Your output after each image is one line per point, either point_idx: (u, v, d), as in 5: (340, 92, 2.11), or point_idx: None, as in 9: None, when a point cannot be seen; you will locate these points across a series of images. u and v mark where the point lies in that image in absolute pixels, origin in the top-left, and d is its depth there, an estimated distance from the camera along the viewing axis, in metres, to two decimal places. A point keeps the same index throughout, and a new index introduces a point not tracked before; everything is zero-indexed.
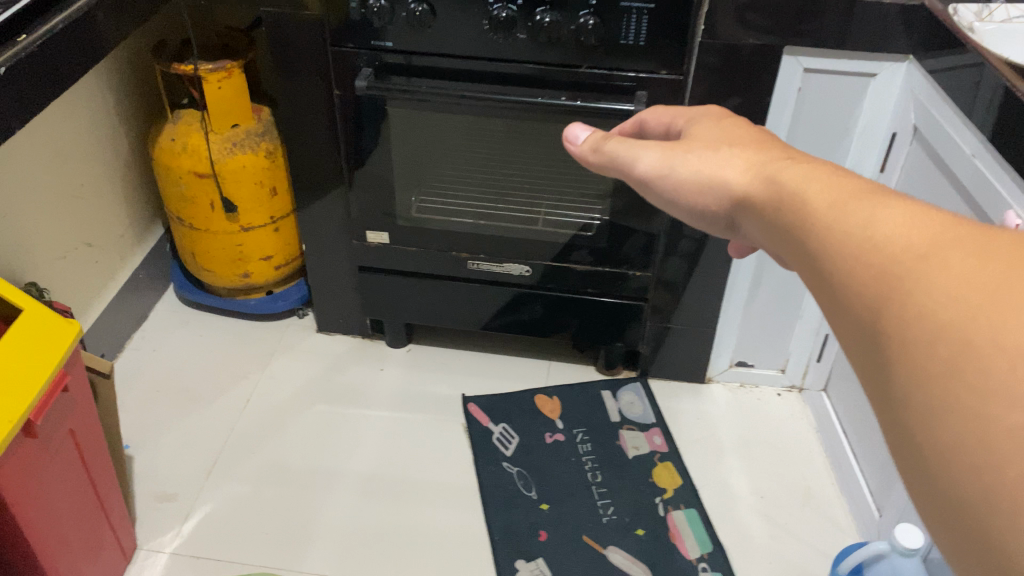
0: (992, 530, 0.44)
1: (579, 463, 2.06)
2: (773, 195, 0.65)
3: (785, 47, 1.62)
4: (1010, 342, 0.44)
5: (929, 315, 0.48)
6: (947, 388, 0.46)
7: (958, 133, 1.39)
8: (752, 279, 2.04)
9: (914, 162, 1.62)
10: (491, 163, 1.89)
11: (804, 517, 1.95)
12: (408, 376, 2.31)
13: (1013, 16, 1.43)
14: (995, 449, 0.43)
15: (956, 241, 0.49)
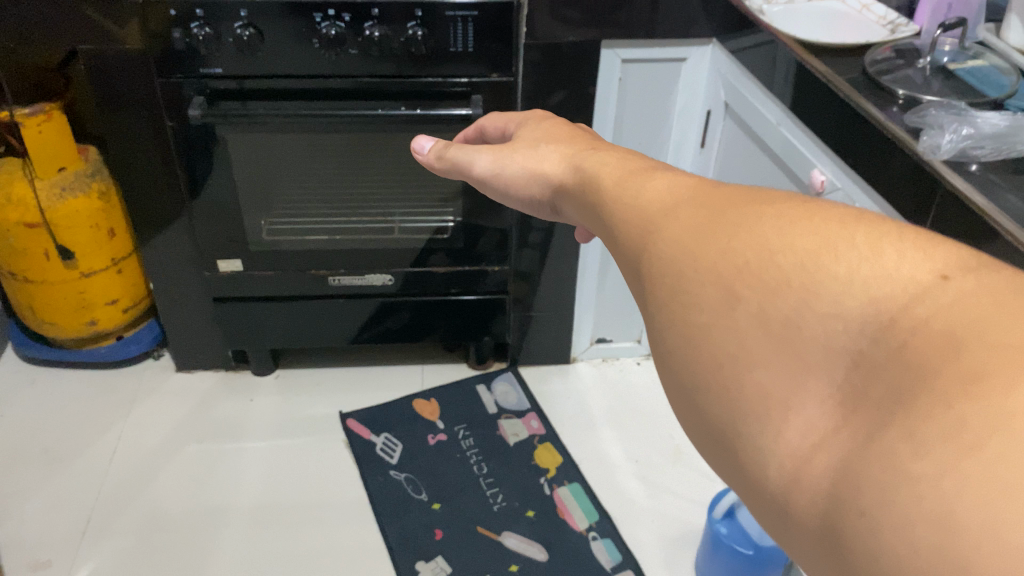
0: (721, 450, 0.40)
1: (464, 458, 2.12)
2: (581, 178, 0.63)
3: (602, 41, 1.73)
4: (710, 256, 0.42)
5: (655, 252, 0.45)
6: (669, 312, 0.43)
7: (764, 107, 1.54)
8: (600, 259, 2.16)
9: (728, 136, 1.78)
10: (337, 178, 1.90)
11: (678, 473, 2.10)
12: (282, 401, 2.29)
13: None
14: (708, 362, 0.40)
15: (693, 196, 0.48)
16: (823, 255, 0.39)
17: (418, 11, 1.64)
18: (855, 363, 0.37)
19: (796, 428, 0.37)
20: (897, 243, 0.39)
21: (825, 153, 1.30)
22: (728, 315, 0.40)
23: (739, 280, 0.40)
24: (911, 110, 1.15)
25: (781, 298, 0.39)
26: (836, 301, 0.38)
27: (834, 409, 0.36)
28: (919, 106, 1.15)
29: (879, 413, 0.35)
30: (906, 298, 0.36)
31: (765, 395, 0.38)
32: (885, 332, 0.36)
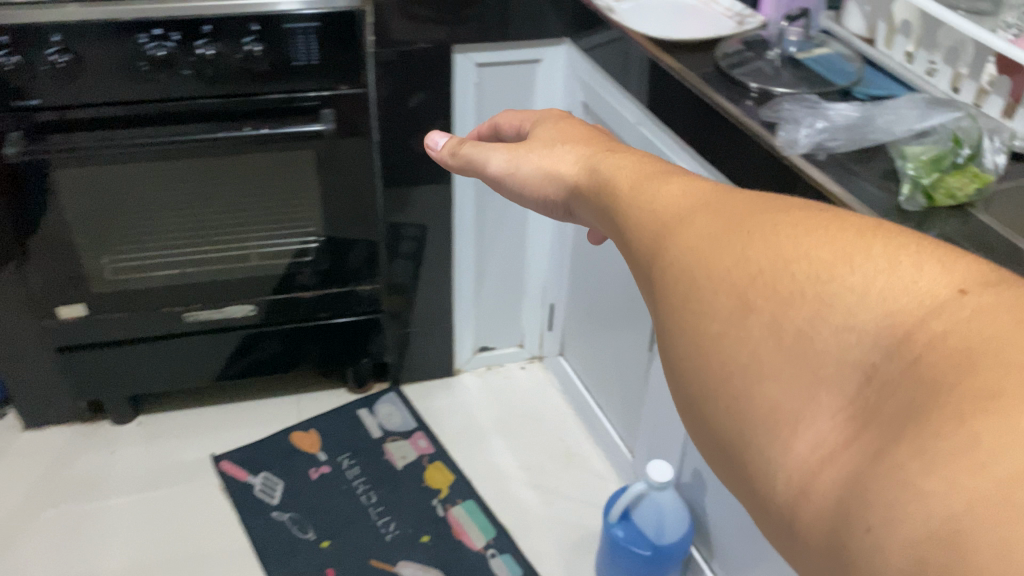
0: (735, 458, 0.44)
1: (351, 489, 2.02)
2: (595, 179, 0.66)
3: (453, 46, 1.68)
4: (729, 269, 0.46)
5: (676, 259, 0.49)
6: (686, 320, 0.47)
7: (624, 108, 1.52)
8: (474, 266, 2.11)
9: None
10: (186, 207, 1.77)
11: (570, 477, 2.08)
12: (148, 449, 2.12)
13: None
14: (724, 370, 0.44)
15: (711, 207, 0.51)
16: (840, 268, 0.42)
17: (254, 26, 1.53)
18: (867, 375, 0.40)
19: (805, 440, 0.40)
20: (916, 257, 0.42)
21: (687, 149, 1.29)
22: (744, 327, 0.44)
23: (757, 292, 0.44)
24: (766, 104, 1.15)
25: (795, 311, 0.42)
26: (853, 315, 0.41)
27: (845, 422, 0.40)
28: (773, 100, 1.15)
29: (887, 426, 0.38)
30: (918, 312, 0.39)
31: (777, 406, 0.41)
32: (900, 346, 0.39)
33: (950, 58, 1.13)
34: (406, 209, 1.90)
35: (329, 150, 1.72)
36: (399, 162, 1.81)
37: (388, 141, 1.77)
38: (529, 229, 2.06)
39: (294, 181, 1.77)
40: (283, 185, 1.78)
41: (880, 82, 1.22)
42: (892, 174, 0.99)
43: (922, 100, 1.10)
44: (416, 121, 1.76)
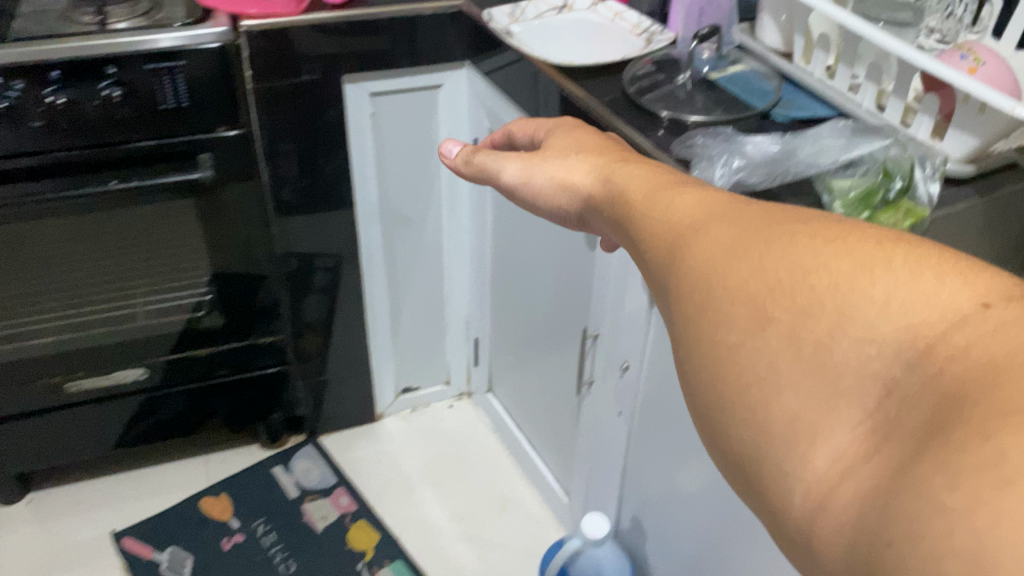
0: (753, 472, 0.41)
1: (267, 559, 1.88)
2: (613, 188, 0.64)
3: (344, 76, 1.58)
4: (745, 277, 0.44)
5: (690, 268, 0.48)
6: (701, 329, 0.46)
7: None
8: (389, 306, 1.99)
9: None
10: (56, 270, 1.60)
11: (505, 524, 1.99)
12: (39, 531, 1.93)
13: (540, 13, 1.53)
14: (743, 380, 0.42)
15: (727, 216, 0.50)
16: (860, 278, 0.40)
17: (110, 69, 1.38)
18: (888, 387, 0.37)
19: (825, 452, 0.38)
20: (940, 268, 0.39)
21: None
22: (764, 336, 0.42)
23: (774, 302, 0.42)
24: (678, 136, 1.11)
25: (815, 322, 0.40)
26: (876, 327, 0.39)
27: (866, 433, 0.37)
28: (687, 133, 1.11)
29: (911, 439, 0.35)
30: (943, 324, 0.37)
31: (796, 417, 0.39)
32: (923, 357, 0.37)
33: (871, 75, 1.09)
34: (310, 238, 1.76)
35: (209, 197, 1.59)
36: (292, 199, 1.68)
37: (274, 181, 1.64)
38: (452, 256, 1.98)
39: (168, 231, 1.62)
40: (157, 238, 1.62)
41: (800, 100, 1.20)
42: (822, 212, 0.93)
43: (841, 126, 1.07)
44: (306, 160, 1.64)
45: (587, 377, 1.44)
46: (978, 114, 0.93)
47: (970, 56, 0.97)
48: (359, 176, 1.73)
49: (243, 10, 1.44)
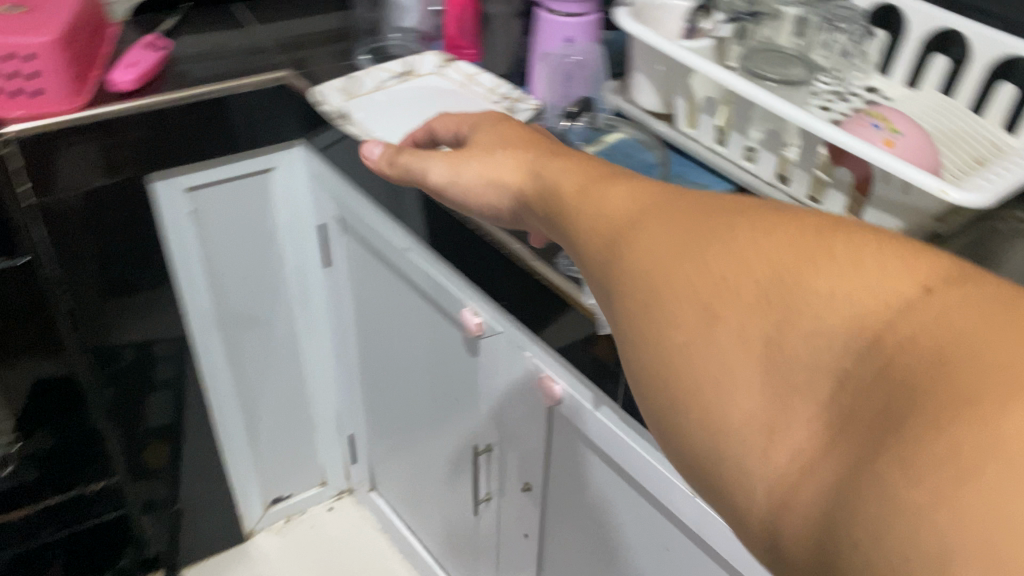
0: (694, 471, 0.30)
1: None
2: (547, 194, 0.42)
3: (148, 175, 0.95)
4: (686, 271, 0.31)
5: (625, 263, 0.33)
6: (642, 328, 0.32)
7: (355, 204, 0.97)
8: (244, 419, 1.29)
9: (355, 260, 1.09)
10: None
11: None
12: None
13: (381, 81, 0.93)
14: (684, 384, 0.30)
15: (666, 204, 0.34)
16: (803, 265, 0.28)
17: None
18: (839, 381, 0.26)
19: (781, 460, 0.27)
20: (888, 248, 0.28)
21: (473, 287, 0.81)
22: (702, 337, 0.29)
23: (721, 291, 0.29)
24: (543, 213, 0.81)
25: (762, 318, 0.28)
26: (821, 314, 0.27)
27: (823, 432, 0.26)
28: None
29: (865, 438, 0.25)
30: (887, 312, 0.26)
31: (750, 420, 0.28)
32: (868, 349, 0.26)
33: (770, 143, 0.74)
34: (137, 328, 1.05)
35: None
36: (113, 353, 1.05)
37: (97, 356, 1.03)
38: (296, 354, 1.28)
39: None
40: None
41: (690, 175, 0.82)
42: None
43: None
44: (122, 273, 0.99)
45: (482, 496, 1.00)
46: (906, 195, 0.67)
47: (884, 125, 0.69)
48: (182, 260, 1.04)
49: (4, 111, 0.84)
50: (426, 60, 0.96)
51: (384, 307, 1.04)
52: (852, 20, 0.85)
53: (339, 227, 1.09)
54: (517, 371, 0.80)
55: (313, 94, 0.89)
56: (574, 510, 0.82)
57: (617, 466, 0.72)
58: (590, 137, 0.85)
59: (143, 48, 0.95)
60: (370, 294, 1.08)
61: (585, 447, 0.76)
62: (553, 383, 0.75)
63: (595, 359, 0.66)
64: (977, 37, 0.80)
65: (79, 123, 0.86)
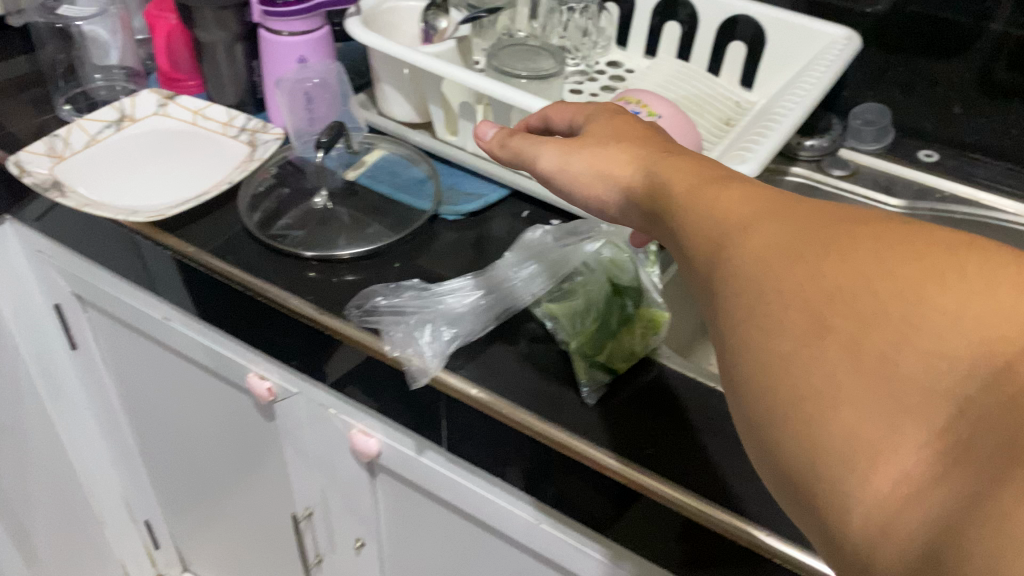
0: (785, 492, 0.27)
1: None
2: (655, 196, 0.37)
3: None
4: (797, 274, 0.27)
5: (731, 261, 0.30)
6: (745, 333, 0.28)
7: (82, 272, 0.80)
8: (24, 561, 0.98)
9: (110, 340, 0.88)
10: None
11: None
12: None
13: (95, 133, 0.77)
14: (781, 397, 0.26)
15: (782, 205, 0.31)
16: (929, 282, 0.25)
17: None
18: (958, 410, 0.23)
19: (883, 488, 0.23)
20: (1023, 269, 0.24)
21: (263, 355, 0.70)
22: (808, 349, 0.26)
23: (829, 299, 0.26)
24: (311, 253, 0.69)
25: (876, 331, 0.25)
26: (944, 334, 0.24)
27: (937, 463, 0.23)
28: (341, 266, 0.66)
29: (988, 473, 0.22)
30: (1020, 340, 0.23)
31: (849, 441, 0.24)
32: (1000, 375, 0.23)
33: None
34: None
35: None
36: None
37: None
38: (61, 456, 0.99)
39: None
40: None
41: (463, 184, 0.74)
42: (538, 337, 0.60)
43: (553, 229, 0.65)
44: None
45: (310, 561, 0.88)
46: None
47: (641, 109, 0.64)
48: None
49: None
50: (141, 100, 0.81)
51: (155, 389, 0.88)
52: None
53: (80, 304, 0.86)
54: (325, 431, 0.71)
55: (11, 163, 0.71)
56: (421, 554, 0.75)
57: (463, 510, 0.66)
58: (349, 160, 0.75)
59: None
60: (124, 370, 0.90)
61: (419, 495, 0.70)
62: (369, 437, 0.67)
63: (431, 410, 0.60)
64: (701, 1, 0.83)
65: None
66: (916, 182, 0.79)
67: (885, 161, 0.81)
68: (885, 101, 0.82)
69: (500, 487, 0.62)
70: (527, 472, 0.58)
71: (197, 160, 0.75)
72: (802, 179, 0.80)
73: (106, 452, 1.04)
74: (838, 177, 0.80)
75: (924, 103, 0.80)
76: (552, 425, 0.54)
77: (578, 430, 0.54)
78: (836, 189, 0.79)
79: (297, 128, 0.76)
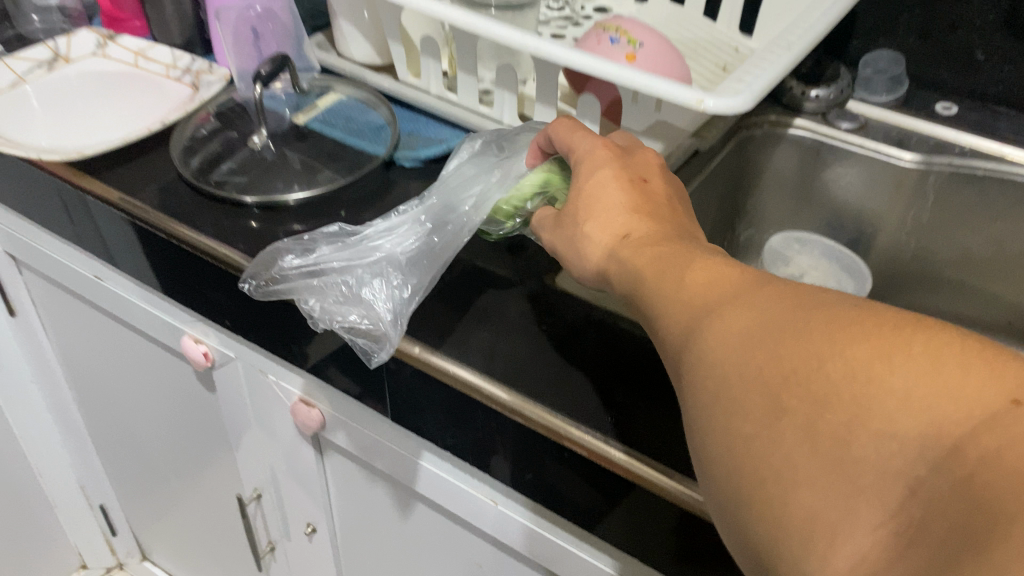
0: (749, 567, 0.28)
1: None
2: (625, 271, 0.37)
3: None
4: (752, 362, 0.28)
5: (699, 347, 0.30)
6: (715, 416, 0.29)
7: (16, 228, 0.72)
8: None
9: (48, 307, 0.80)
10: None
11: None
12: None
13: (22, 73, 0.70)
14: (744, 479, 0.27)
15: (750, 289, 0.31)
16: (879, 361, 0.25)
17: None
18: (910, 491, 0.23)
19: (840, 569, 0.24)
20: (974, 351, 0.24)
21: (201, 318, 0.63)
22: (768, 431, 0.27)
23: (781, 387, 0.27)
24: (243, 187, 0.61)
25: (829, 412, 0.25)
26: (893, 415, 0.24)
27: (890, 545, 0.23)
28: (287, 216, 0.59)
29: (940, 553, 0.22)
30: (967, 422, 0.22)
31: (806, 523, 0.25)
32: (944, 461, 0.22)
33: (505, 80, 0.61)
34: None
35: None
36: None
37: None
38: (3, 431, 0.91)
39: None
40: None
41: (425, 130, 0.67)
42: (499, 296, 0.54)
43: (482, 147, 0.57)
44: None
45: (263, 548, 0.82)
46: (655, 114, 0.57)
47: (620, 36, 0.57)
48: None
49: None
50: (78, 42, 0.74)
51: (96, 357, 0.81)
52: None
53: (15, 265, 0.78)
54: (266, 403, 0.64)
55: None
56: (369, 539, 0.69)
57: (412, 489, 0.60)
58: (298, 104, 0.68)
59: None
60: (68, 336, 0.81)
61: (371, 476, 0.63)
62: (311, 408, 0.60)
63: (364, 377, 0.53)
64: None
65: None
66: (934, 138, 0.71)
67: (897, 115, 0.73)
68: (900, 49, 0.74)
69: (452, 463, 0.54)
70: (472, 444, 0.51)
71: (133, 104, 0.68)
72: (804, 132, 0.72)
73: (60, 428, 0.96)
74: (846, 131, 0.72)
75: (941, 46, 0.72)
76: (497, 386, 0.47)
77: (530, 394, 0.46)
78: (843, 143, 0.71)
79: (241, 65, 0.68)
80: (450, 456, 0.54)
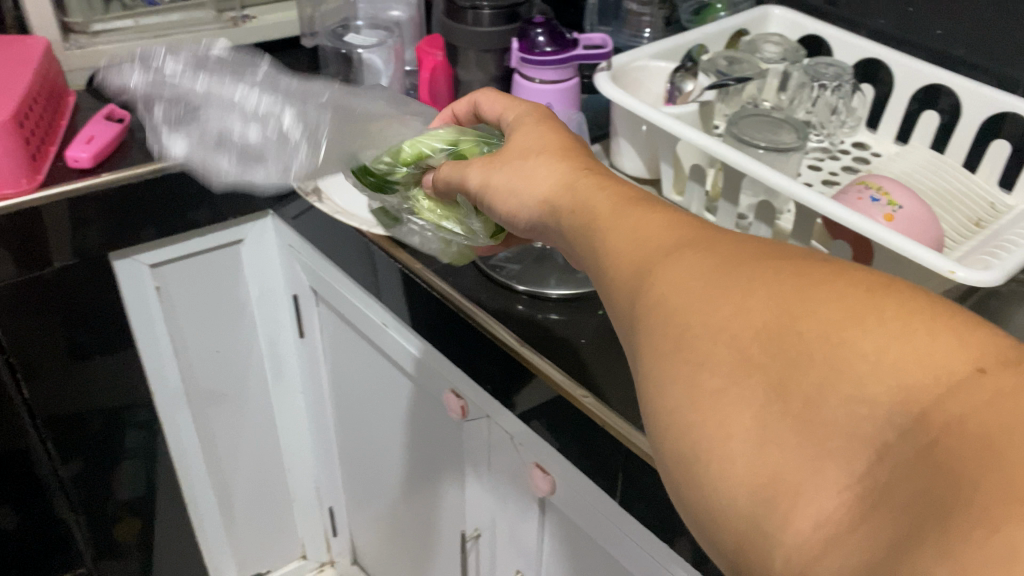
0: (692, 518, 0.29)
1: None
2: (580, 212, 0.42)
3: (110, 254, 0.84)
4: (720, 313, 0.30)
5: (660, 292, 0.32)
6: (681, 362, 0.30)
7: (322, 270, 0.90)
8: (218, 502, 1.12)
9: (333, 335, 0.98)
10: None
11: None
12: None
13: None
14: (701, 435, 0.28)
15: (703, 241, 0.34)
16: (853, 324, 0.27)
17: None
18: (879, 457, 0.25)
19: (803, 530, 0.25)
20: (939, 318, 0.27)
21: (460, 374, 0.75)
22: (734, 383, 0.28)
23: (755, 342, 0.28)
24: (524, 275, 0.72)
25: (801, 373, 0.27)
26: (864, 380, 0.26)
27: (855, 508, 0.24)
28: (548, 305, 0.70)
29: (914, 518, 0.23)
30: (937, 389, 0.25)
31: (771, 481, 0.26)
32: (912, 426, 0.25)
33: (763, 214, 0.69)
34: (107, 392, 0.90)
35: None
36: (113, 542, 1.01)
37: (85, 509, 0.96)
38: (270, 423, 1.12)
39: None
40: None
41: None
42: None
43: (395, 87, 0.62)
44: (75, 335, 0.84)
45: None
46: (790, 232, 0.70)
47: (881, 197, 0.66)
48: (152, 365, 0.94)
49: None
50: None
51: (354, 378, 0.98)
52: (839, 78, 0.82)
53: (313, 298, 0.97)
54: (503, 453, 0.75)
55: None
56: None
57: (605, 552, 0.67)
58: None
59: (101, 119, 0.84)
60: (341, 358, 0.99)
61: (574, 534, 0.71)
62: (546, 475, 0.70)
63: (582, 445, 0.62)
64: (967, 94, 0.78)
65: (45, 200, 0.75)
66: None
67: None
68: None
69: (648, 543, 0.61)
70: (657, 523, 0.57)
71: None
72: None
73: (314, 441, 1.17)
74: None
75: None
76: None
77: None
78: None
79: None
80: (639, 529, 0.61)
